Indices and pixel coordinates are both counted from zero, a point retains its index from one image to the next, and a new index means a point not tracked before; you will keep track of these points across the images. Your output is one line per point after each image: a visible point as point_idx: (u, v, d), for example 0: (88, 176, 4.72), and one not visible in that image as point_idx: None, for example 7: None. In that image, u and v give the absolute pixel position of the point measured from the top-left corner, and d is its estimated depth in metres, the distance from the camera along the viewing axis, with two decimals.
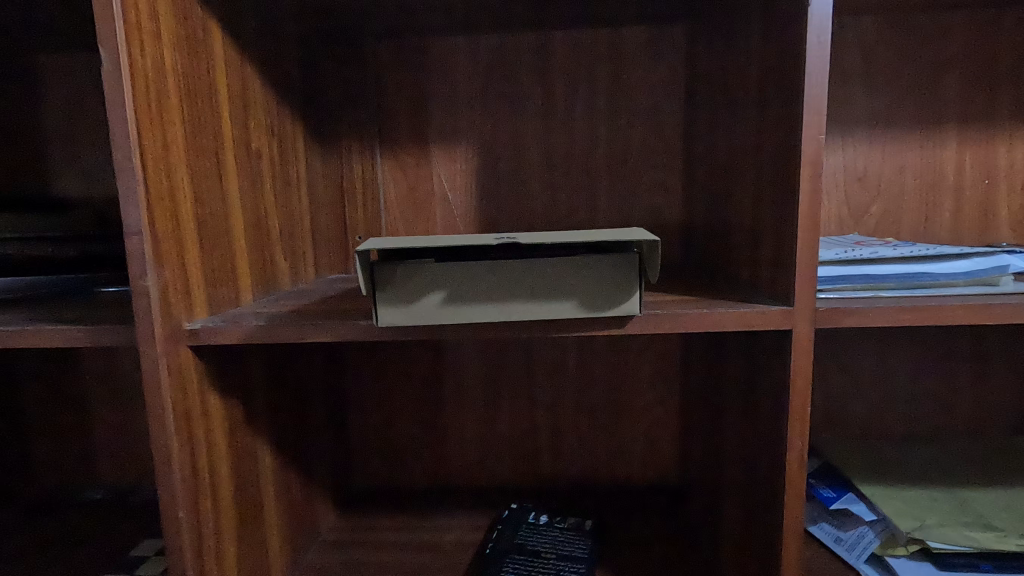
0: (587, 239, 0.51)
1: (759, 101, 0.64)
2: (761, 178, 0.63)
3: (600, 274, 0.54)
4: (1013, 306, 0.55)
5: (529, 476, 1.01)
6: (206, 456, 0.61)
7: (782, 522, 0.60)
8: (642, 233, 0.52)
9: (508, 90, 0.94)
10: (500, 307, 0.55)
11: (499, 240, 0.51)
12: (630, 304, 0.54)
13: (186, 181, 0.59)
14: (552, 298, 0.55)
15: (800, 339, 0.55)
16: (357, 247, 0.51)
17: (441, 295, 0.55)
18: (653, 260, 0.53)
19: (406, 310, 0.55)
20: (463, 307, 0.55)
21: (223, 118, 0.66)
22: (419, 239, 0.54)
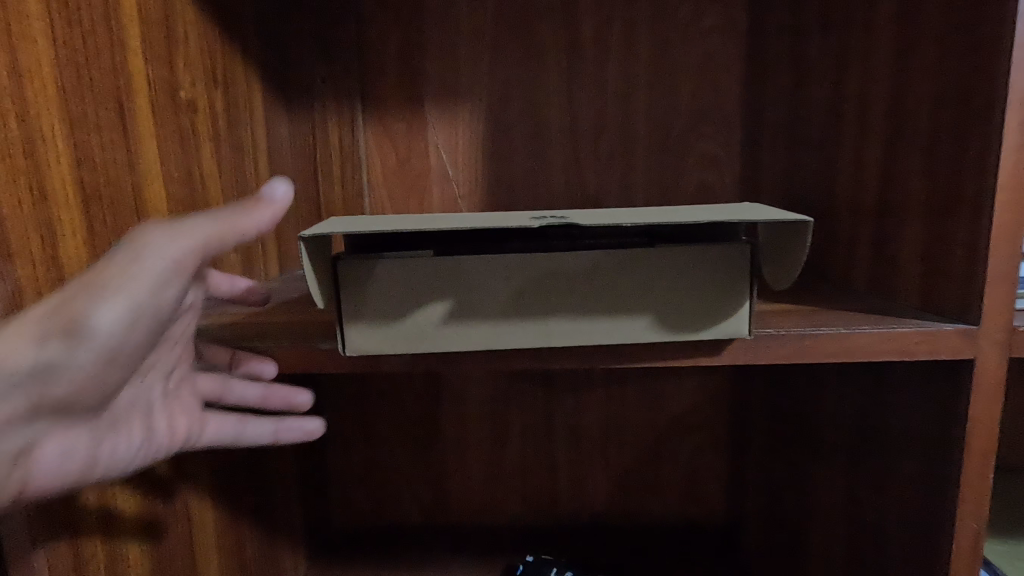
0: (679, 220, 0.33)
1: (899, 29, 0.45)
2: (901, 138, 0.45)
3: (689, 278, 0.36)
4: None
5: (549, 515, 0.82)
6: (99, 538, 0.42)
7: None
8: (766, 211, 0.34)
9: (525, 35, 0.74)
10: (532, 323, 0.37)
11: (539, 222, 0.32)
12: (739, 323, 0.37)
13: (60, 132, 0.39)
14: (613, 312, 0.37)
15: (987, 374, 0.38)
16: (300, 232, 0.33)
17: (442, 306, 0.36)
18: (786, 260, 0.35)
19: (387, 332, 0.37)
20: (476, 325, 0.37)
21: (131, 45, 0.46)
22: (406, 221, 0.35)
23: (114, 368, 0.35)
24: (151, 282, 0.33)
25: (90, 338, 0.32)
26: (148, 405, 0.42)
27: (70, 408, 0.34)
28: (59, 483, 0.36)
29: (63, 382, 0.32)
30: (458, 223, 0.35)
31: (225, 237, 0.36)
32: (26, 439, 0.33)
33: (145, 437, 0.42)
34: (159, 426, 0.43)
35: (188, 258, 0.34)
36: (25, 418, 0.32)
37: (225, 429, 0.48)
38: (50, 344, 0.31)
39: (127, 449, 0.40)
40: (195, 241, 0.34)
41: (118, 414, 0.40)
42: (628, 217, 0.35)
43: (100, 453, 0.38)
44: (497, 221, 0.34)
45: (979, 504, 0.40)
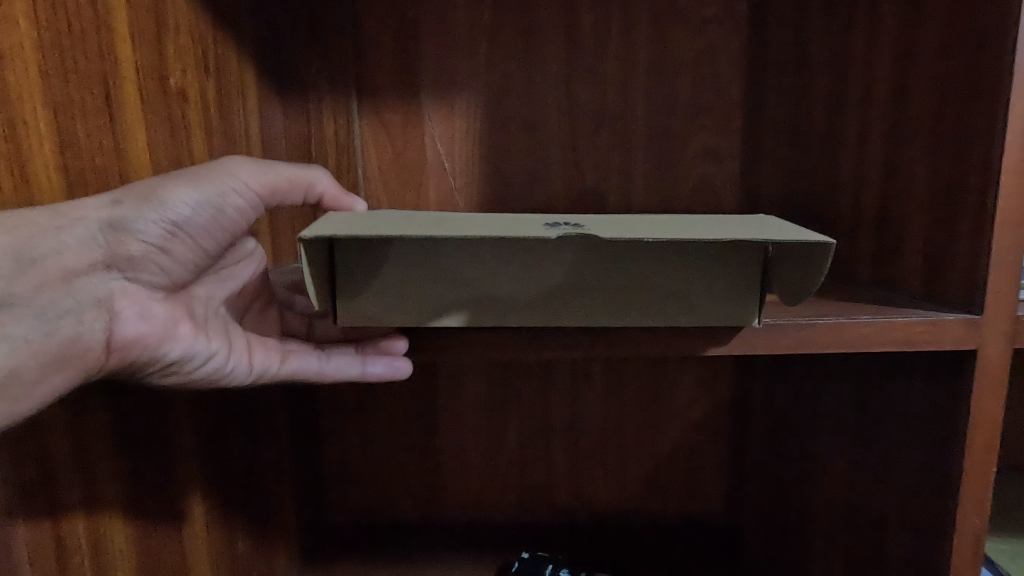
0: (695, 235, 0.32)
1: (902, 14, 0.44)
2: (904, 125, 0.44)
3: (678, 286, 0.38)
4: None
5: (546, 512, 0.81)
6: (85, 525, 0.42)
7: None
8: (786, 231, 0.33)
9: (523, 27, 0.73)
10: (524, 313, 0.39)
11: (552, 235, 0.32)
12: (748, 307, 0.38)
13: (43, 117, 0.39)
14: (599, 308, 0.39)
15: (990, 364, 0.38)
16: (301, 233, 0.33)
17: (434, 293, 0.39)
18: (800, 273, 0.36)
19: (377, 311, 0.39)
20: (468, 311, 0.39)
21: (119, 30, 0.45)
22: (408, 222, 0.35)
23: (181, 241, 0.44)
24: (219, 184, 0.44)
25: (161, 205, 0.42)
26: (228, 327, 0.52)
27: (140, 272, 0.44)
28: (137, 341, 0.45)
29: (139, 238, 0.42)
30: (465, 224, 0.35)
31: (288, 173, 0.48)
32: (111, 289, 0.43)
33: (224, 346, 0.50)
34: (236, 342, 0.51)
35: (260, 189, 0.46)
36: (109, 268, 0.42)
37: (307, 363, 0.53)
38: (128, 206, 0.41)
39: (205, 348, 0.49)
40: (269, 172, 0.47)
41: (199, 319, 0.50)
42: (641, 226, 0.35)
43: (179, 337, 0.47)
44: (506, 227, 0.34)
45: (981, 498, 0.40)
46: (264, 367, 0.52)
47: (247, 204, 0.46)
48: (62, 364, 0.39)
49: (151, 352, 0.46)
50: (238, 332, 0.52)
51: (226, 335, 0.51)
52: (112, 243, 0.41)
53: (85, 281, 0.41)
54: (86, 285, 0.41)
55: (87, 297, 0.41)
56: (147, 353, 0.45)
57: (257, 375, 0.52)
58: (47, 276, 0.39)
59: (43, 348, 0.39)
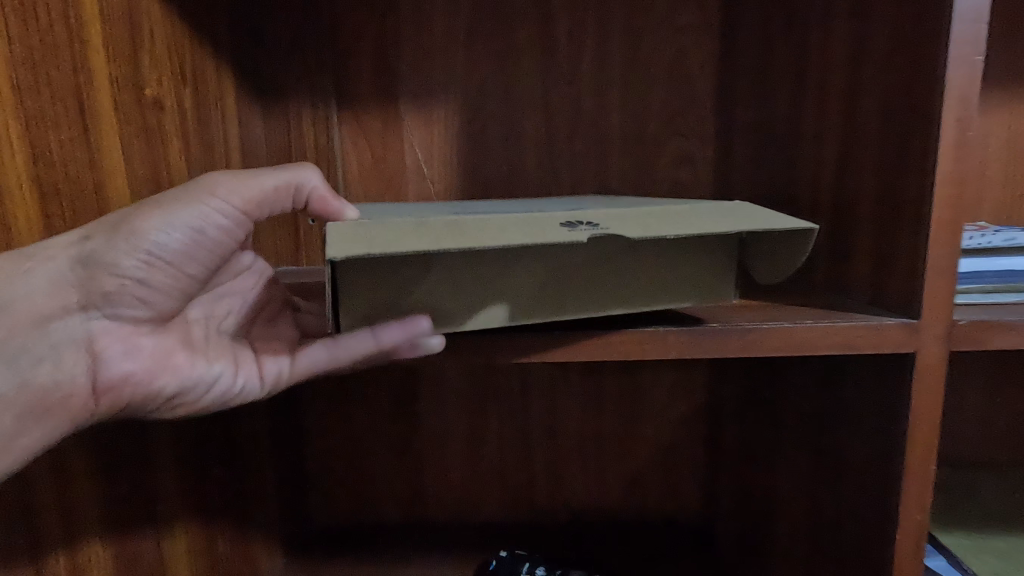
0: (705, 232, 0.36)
1: (853, 28, 0.46)
2: (854, 136, 0.45)
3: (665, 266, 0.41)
4: None
5: (526, 511, 0.83)
6: (71, 551, 0.42)
7: None
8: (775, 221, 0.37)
9: (499, 35, 0.75)
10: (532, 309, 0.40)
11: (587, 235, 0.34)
12: (726, 285, 0.43)
13: (18, 131, 0.40)
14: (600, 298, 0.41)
15: (928, 368, 0.39)
16: (326, 254, 0.30)
17: (445, 296, 0.38)
18: (786, 254, 0.40)
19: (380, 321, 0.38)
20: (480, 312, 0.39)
21: (92, 45, 0.46)
22: (430, 230, 0.34)
23: (161, 270, 0.42)
24: (194, 206, 0.41)
25: (133, 237, 0.40)
26: (232, 344, 0.52)
27: (119, 306, 0.42)
28: (125, 379, 0.44)
29: (115, 273, 0.41)
30: (489, 227, 0.34)
31: (273, 182, 0.45)
32: (90, 329, 0.42)
33: (228, 366, 0.51)
34: (240, 360, 0.52)
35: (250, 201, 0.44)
36: (86, 309, 0.41)
37: (320, 355, 0.49)
38: (95, 242, 0.39)
39: (206, 373, 0.49)
40: (252, 185, 0.44)
41: (194, 343, 0.49)
42: (648, 219, 0.37)
43: (179, 368, 0.48)
44: (531, 228, 0.35)
45: (921, 497, 0.41)
46: (277, 371, 0.52)
47: (230, 221, 0.43)
48: (45, 415, 0.39)
49: (146, 388, 0.46)
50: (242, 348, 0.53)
51: (229, 356, 0.51)
52: (85, 280, 0.40)
53: (60, 324, 0.41)
54: (60, 328, 0.41)
55: (65, 340, 0.41)
56: (142, 391, 0.45)
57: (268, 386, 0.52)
58: (16, 321, 0.38)
59: (19, 399, 0.38)
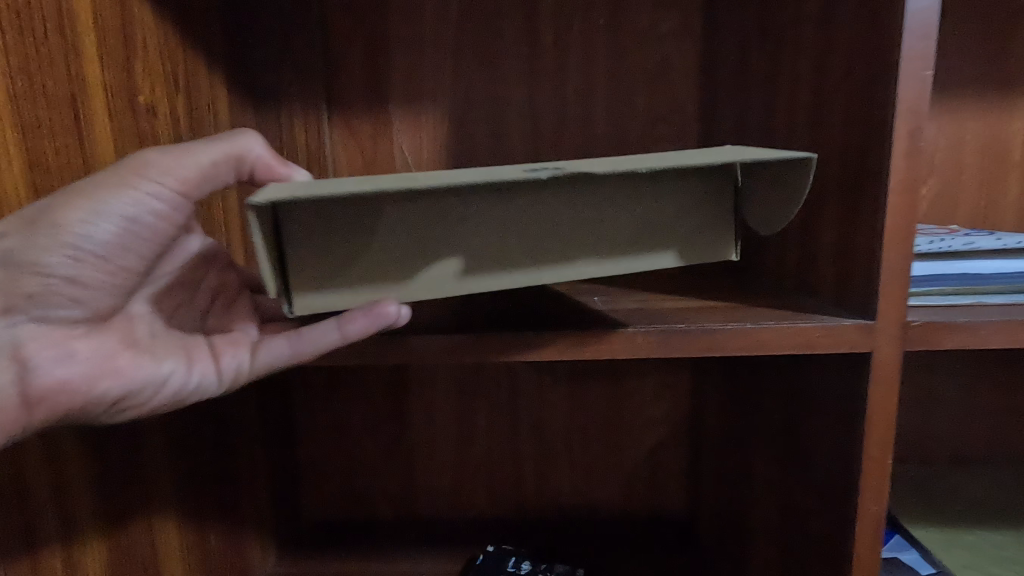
0: (686, 164, 0.33)
1: (819, 40, 0.47)
2: (819, 144, 0.47)
3: (656, 217, 0.39)
4: None
5: (513, 507, 0.85)
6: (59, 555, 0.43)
7: None
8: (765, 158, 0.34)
9: (486, 41, 0.76)
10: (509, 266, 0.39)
11: (545, 173, 0.32)
12: (726, 245, 0.41)
13: (15, 139, 0.41)
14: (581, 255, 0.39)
15: (883, 367, 0.41)
16: (250, 198, 0.31)
17: (403, 256, 0.38)
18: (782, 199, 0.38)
19: (334, 291, 0.38)
20: (442, 272, 0.38)
21: (86, 55, 0.48)
22: (375, 180, 0.33)
23: (93, 262, 0.42)
24: (120, 194, 0.41)
25: (59, 230, 0.40)
26: (183, 341, 0.50)
27: (49, 306, 0.42)
28: (60, 385, 0.43)
29: (43, 269, 0.40)
30: (440, 175, 0.33)
31: (211, 156, 0.44)
32: (18, 332, 0.41)
33: (179, 364, 0.49)
34: (190, 357, 0.50)
35: (191, 176, 0.43)
36: (11, 313, 0.41)
37: (282, 350, 0.49)
38: (17, 241, 0.39)
39: (156, 372, 0.47)
40: (188, 164, 0.43)
41: (136, 342, 0.47)
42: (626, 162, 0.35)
43: (127, 369, 0.46)
44: (486, 171, 0.33)
45: (879, 490, 0.43)
46: (237, 366, 0.50)
47: (163, 206, 0.43)
48: None
49: (85, 393, 0.44)
50: (192, 345, 0.51)
51: (178, 354, 0.49)
52: (11, 280, 0.40)
53: None
54: None
55: None
56: (80, 397, 0.43)
57: (225, 380, 0.50)
58: None
59: None
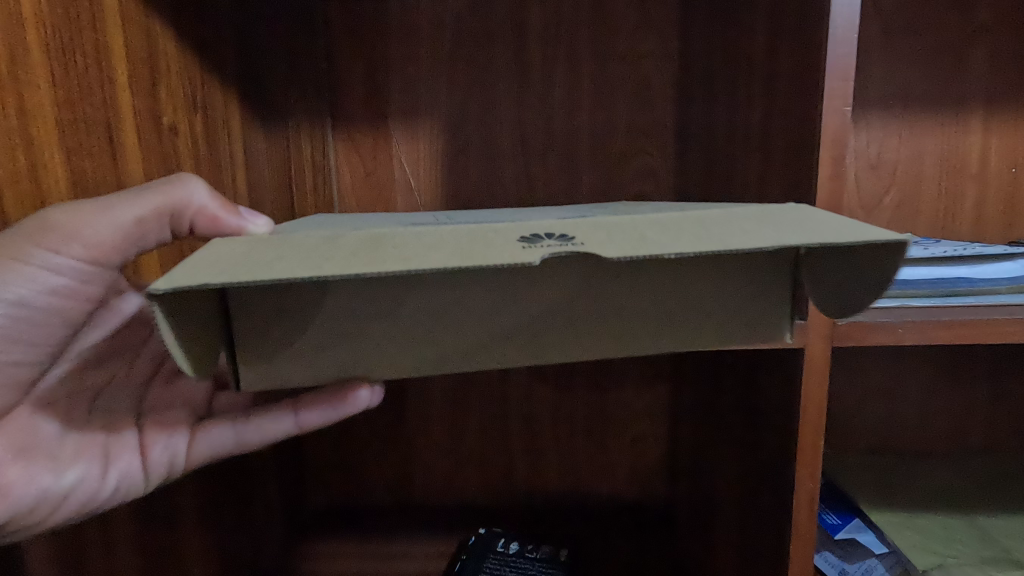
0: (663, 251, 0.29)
1: (768, 70, 0.53)
2: (768, 163, 0.53)
3: (612, 290, 0.40)
4: None
5: (505, 495, 0.90)
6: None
7: (787, 558, 0.52)
8: (765, 233, 0.32)
9: (478, 62, 0.82)
10: (461, 342, 0.40)
11: (539, 256, 0.29)
12: (695, 316, 0.41)
13: (59, 162, 0.47)
14: (533, 329, 0.40)
15: (814, 360, 0.47)
16: (153, 288, 0.27)
17: (346, 325, 0.38)
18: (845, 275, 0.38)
19: (272, 370, 0.38)
20: (385, 344, 0.39)
21: (118, 83, 0.54)
22: (312, 254, 0.30)
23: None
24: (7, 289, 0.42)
25: None
26: (101, 433, 0.52)
27: None
28: None
29: None
30: (402, 246, 0.31)
31: (132, 212, 0.43)
32: None
33: (87, 467, 0.50)
34: (99, 456, 0.51)
35: (112, 235, 0.43)
36: None
37: (227, 437, 0.56)
38: None
39: (57, 483, 0.47)
40: (107, 229, 0.43)
41: (32, 447, 0.47)
42: (626, 233, 0.32)
43: (23, 481, 0.46)
44: (457, 244, 0.30)
45: (812, 468, 0.50)
46: (170, 459, 0.54)
47: (73, 277, 0.45)
48: None
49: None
50: (110, 439, 0.52)
51: (88, 457, 0.50)
52: None
53: None
54: None
55: None
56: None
57: (153, 477, 0.53)
58: None
59: None
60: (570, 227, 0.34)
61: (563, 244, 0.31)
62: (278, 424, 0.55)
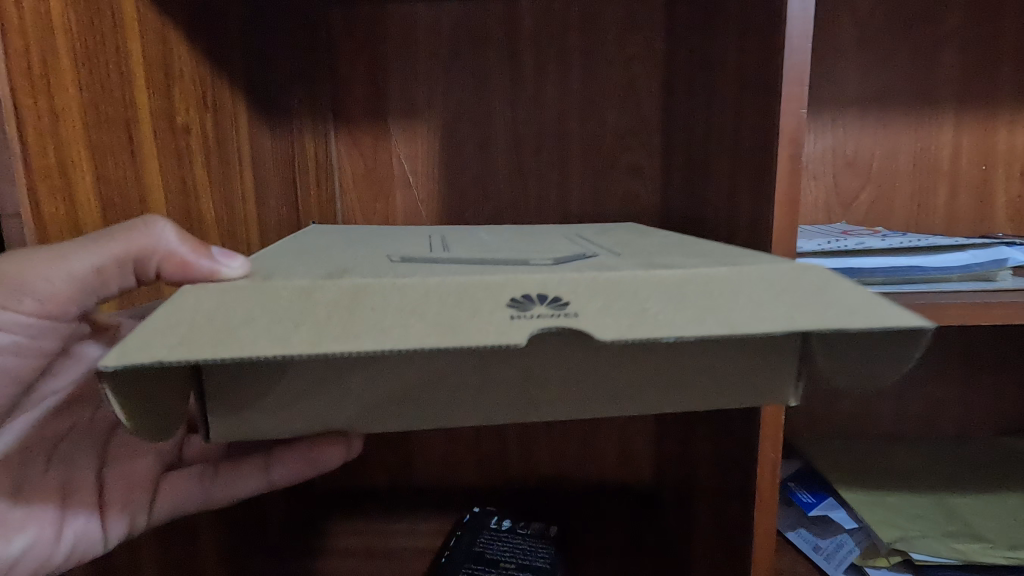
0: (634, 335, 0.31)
1: (737, 75, 0.58)
2: (737, 162, 0.57)
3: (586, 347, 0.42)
4: (999, 306, 0.51)
5: (498, 477, 0.95)
6: None
7: (754, 521, 0.57)
8: (737, 309, 0.33)
9: (473, 64, 0.86)
10: (437, 397, 0.41)
11: (525, 337, 0.30)
12: (666, 376, 0.43)
13: (85, 158, 0.51)
14: (507, 386, 0.41)
15: None
16: (103, 362, 0.27)
17: (320, 381, 0.39)
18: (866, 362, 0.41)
19: (240, 422, 0.38)
20: (358, 401, 0.40)
21: (136, 85, 0.58)
22: (287, 326, 0.31)
23: None
24: None
25: None
26: (57, 491, 0.55)
27: None
28: None
29: None
30: (388, 313, 0.32)
31: (87, 264, 0.44)
32: None
33: (43, 527, 0.52)
34: (53, 518, 0.53)
35: (66, 286, 0.44)
36: None
37: (194, 497, 0.61)
38: None
39: (5, 550, 0.50)
40: (64, 280, 0.44)
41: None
42: (617, 300, 0.33)
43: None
44: (444, 313, 0.32)
45: (775, 439, 0.55)
46: (130, 521, 0.56)
47: (24, 334, 0.47)
48: None
49: None
50: (67, 498, 0.55)
51: (37, 521, 0.52)
52: None
53: None
54: None
55: None
56: None
57: (111, 537, 0.54)
58: None
59: None
60: (550, 283, 0.35)
61: (555, 313, 0.32)
62: (247, 483, 0.64)
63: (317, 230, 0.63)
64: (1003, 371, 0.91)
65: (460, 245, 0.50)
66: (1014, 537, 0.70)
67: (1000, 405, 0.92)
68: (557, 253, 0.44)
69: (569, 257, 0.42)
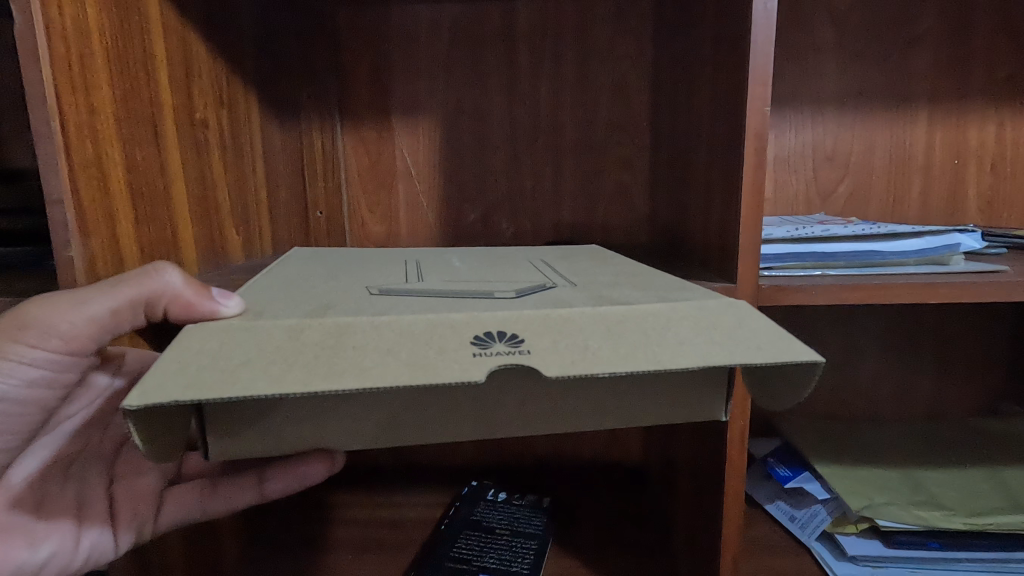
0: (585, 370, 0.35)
1: (711, 77, 0.63)
2: (712, 156, 0.62)
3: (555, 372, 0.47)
4: (946, 285, 0.56)
5: (494, 455, 1.00)
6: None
7: (726, 482, 0.63)
8: (674, 345, 0.38)
9: (471, 62, 0.91)
10: (421, 416, 0.46)
11: (484, 372, 0.35)
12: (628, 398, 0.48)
13: (117, 149, 0.56)
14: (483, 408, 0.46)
15: None
16: (125, 404, 0.31)
17: (309, 406, 0.44)
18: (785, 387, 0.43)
19: (240, 442, 0.43)
20: (341, 422, 0.45)
21: (160, 82, 0.63)
22: (281, 363, 0.35)
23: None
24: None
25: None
26: (73, 507, 0.61)
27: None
28: None
29: None
30: (370, 350, 0.37)
31: (104, 307, 0.48)
32: None
33: (65, 535, 0.59)
34: (71, 530, 0.59)
35: (86, 326, 0.49)
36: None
37: (195, 507, 0.68)
38: None
39: (33, 556, 0.56)
40: (83, 319, 0.49)
41: (9, 527, 0.56)
42: (564, 339, 0.39)
43: (3, 558, 0.54)
44: (414, 351, 0.37)
45: (742, 408, 0.61)
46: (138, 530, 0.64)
47: (51, 369, 0.52)
48: None
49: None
50: (82, 513, 0.61)
51: (60, 531, 0.59)
52: None
53: None
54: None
55: None
56: None
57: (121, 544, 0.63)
58: None
59: None
60: (511, 323, 0.40)
61: (513, 350, 0.38)
62: (242, 495, 0.69)
63: (307, 251, 0.70)
64: (972, 354, 0.96)
65: (432, 273, 0.56)
66: (974, 505, 0.75)
67: (969, 385, 0.98)
68: (518, 284, 0.50)
69: (529, 289, 0.48)
